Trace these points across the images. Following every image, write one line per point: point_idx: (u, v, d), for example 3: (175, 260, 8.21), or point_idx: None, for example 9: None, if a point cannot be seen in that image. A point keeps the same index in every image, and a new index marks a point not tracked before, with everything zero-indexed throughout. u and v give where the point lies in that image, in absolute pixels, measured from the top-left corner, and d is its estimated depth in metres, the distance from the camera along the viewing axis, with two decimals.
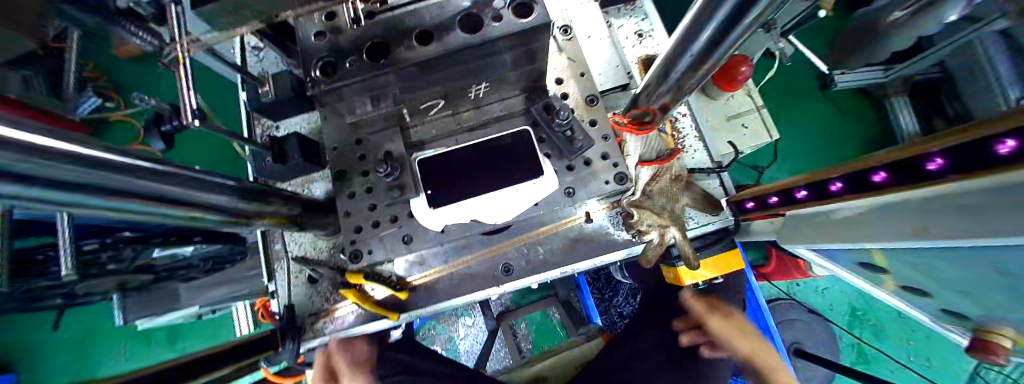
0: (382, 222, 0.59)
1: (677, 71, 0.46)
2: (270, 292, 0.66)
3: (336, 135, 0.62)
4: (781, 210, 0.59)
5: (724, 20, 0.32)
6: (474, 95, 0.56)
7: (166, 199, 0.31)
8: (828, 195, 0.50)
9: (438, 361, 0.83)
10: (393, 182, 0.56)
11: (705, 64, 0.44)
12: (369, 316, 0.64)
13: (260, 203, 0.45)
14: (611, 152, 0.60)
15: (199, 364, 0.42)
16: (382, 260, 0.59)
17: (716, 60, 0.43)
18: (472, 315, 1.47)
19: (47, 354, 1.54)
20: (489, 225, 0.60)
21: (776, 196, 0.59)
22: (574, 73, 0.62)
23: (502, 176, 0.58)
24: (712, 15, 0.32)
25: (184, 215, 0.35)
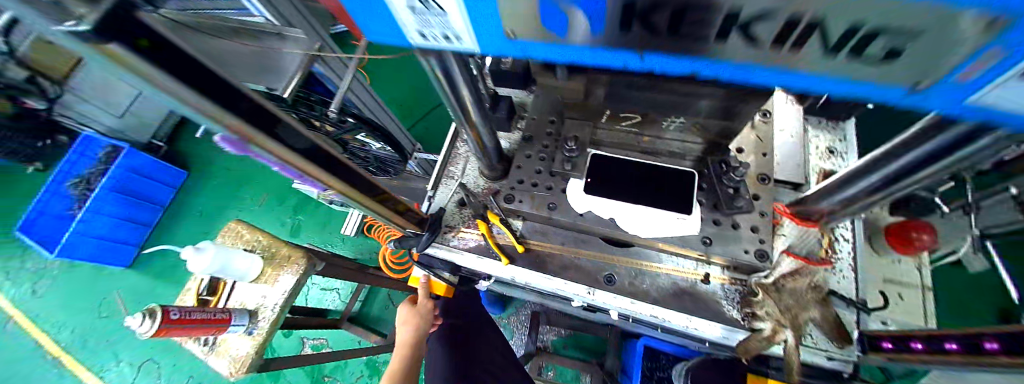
0: (539, 186, 0.74)
1: (866, 182, 0.49)
2: (429, 194, 0.84)
3: (539, 110, 0.80)
4: (917, 358, 0.51)
5: (940, 145, 0.36)
6: (666, 125, 0.65)
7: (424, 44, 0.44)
8: (979, 352, 0.43)
9: (496, 337, 0.90)
10: (568, 158, 0.71)
11: (900, 184, 0.46)
12: (486, 251, 0.76)
13: (471, 107, 0.63)
14: (760, 227, 0.65)
15: (371, 194, 0.66)
16: (527, 212, 0.73)
17: (915, 184, 0.45)
18: (513, 334, 1.43)
19: (214, 179, 2.02)
20: (623, 231, 0.67)
21: (920, 343, 0.51)
22: (756, 151, 0.70)
23: (653, 199, 0.65)
24: (930, 136, 0.36)
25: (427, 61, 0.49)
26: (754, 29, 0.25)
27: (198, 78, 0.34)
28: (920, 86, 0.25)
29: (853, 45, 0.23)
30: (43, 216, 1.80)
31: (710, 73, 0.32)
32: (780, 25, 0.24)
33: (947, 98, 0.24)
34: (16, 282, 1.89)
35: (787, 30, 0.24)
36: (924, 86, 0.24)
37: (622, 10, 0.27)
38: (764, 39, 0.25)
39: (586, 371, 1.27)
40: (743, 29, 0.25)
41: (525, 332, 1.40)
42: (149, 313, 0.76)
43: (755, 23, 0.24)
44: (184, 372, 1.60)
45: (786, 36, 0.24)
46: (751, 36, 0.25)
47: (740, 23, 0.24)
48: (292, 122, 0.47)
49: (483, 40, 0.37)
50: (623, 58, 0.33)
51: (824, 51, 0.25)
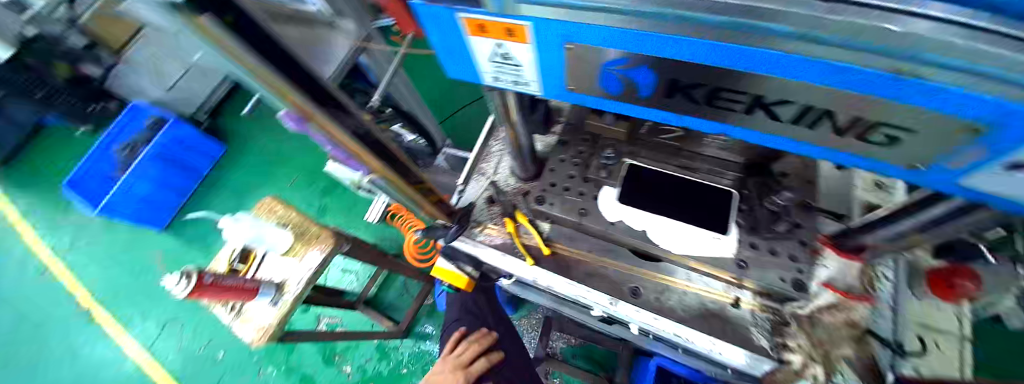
0: (571, 191, 0.74)
1: (922, 218, 0.47)
2: (460, 189, 0.87)
3: (579, 116, 0.81)
4: None
5: None
6: (709, 141, 0.70)
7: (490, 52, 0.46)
8: None
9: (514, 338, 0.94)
10: (605, 166, 0.72)
11: (959, 224, 0.44)
12: (511, 249, 0.77)
13: (514, 108, 0.64)
14: (798, 256, 0.63)
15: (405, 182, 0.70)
16: (556, 215, 0.73)
17: (977, 226, 0.43)
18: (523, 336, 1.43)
19: (251, 154, 2.11)
20: (653, 244, 0.66)
21: None
22: (802, 177, 0.68)
23: (688, 215, 0.66)
24: None
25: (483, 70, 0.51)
26: (772, 109, 0.39)
27: (273, 56, 0.39)
28: (917, 167, 0.37)
29: (838, 129, 0.38)
30: (87, 176, 1.88)
31: (736, 135, 0.47)
32: (796, 109, 0.37)
33: (933, 177, 0.37)
34: (62, 232, 2.02)
35: (801, 113, 0.38)
36: (918, 168, 0.37)
37: (668, 84, 0.42)
38: (781, 118, 0.40)
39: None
40: (771, 109, 0.39)
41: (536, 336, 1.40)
42: (185, 274, 0.77)
43: (773, 107, 0.39)
44: (204, 335, 1.67)
45: (798, 117, 0.39)
46: (773, 116, 0.40)
47: (761, 106, 0.39)
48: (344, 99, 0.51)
49: (548, 87, 0.51)
50: (666, 115, 0.49)
51: (832, 131, 0.38)
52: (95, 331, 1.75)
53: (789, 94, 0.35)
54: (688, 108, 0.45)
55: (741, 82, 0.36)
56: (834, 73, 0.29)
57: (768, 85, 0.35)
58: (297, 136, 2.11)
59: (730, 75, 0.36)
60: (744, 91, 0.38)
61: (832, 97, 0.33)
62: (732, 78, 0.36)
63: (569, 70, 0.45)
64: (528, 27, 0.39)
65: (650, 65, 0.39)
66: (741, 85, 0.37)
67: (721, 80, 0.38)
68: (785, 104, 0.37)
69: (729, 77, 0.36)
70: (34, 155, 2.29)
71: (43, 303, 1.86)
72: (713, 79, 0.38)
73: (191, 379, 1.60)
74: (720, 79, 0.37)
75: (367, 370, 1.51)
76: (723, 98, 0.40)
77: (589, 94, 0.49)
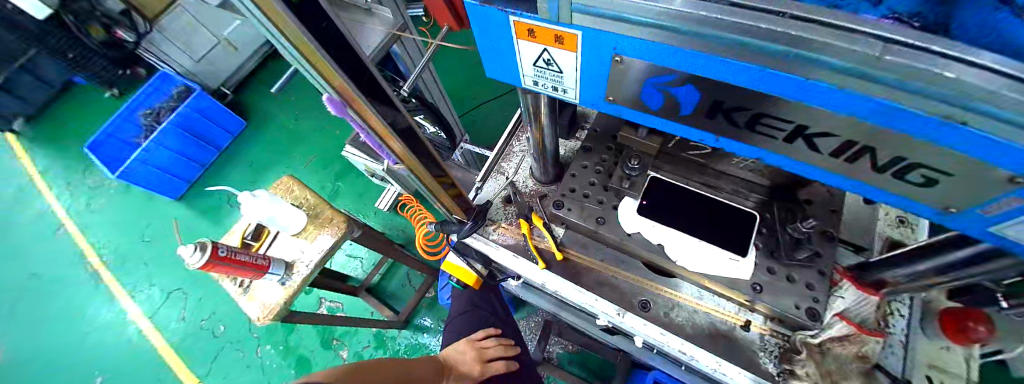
0: (591, 198, 0.74)
1: (945, 260, 0.47)
2: (478, 186, 0.88)
3: (604, 125, 0.82)
4: None
5: None
6: (736, 162, 0.70)
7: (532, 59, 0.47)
8: None
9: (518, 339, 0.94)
10: (627, 176, 0.72)
11: (983, 270, 0.43)
12: (524, 251, 0.77)
13: (545, 112, 0.65)
14: (814, 285, 0.63)
15: (428, 175, 0.70)
16: (572, 221, 0.72)
17: (1003, 273, 0.42)
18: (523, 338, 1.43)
19: (267, 132, 2.12)
20: (669, 259, 0.66)
21: None
22: (825, 206, 0.67)
23: (707, 233, 0.66)
24: None
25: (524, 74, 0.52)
26: (813, 140, 0.39)
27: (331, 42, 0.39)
28: (950, 210, 0.37)
29: (879, 166, 0.37)
30: (110, 139, 1.93)
31: (772, 161, 0.47)
32: (837, 143, 0.37)
33: (963, 219, 0.37)
34: (77, 191, 2.05)
35: (842, 147, 0.38)
36: (952, 212, 0.37)
37: (710, 105, 0.42)
38: (822, 150, 0.40)
39: None
40: (809, 139, 0.39)
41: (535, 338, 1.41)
42: (200, 245, 0.78)
43: (815, 138, 0.38)
44: (205, 306, 1.68)
45: (839, 151, 0.39)
46: (813, 146, 0.40)
47: (803, 136, 0.39)
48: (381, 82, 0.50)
49: (588, 96, 0.51)
50: (704, 135, 0.49)
51: (872, 168, 0.38)
52: (98, 292, 1.76)
53: (833, 128, 0.35)
54: (727, 130, 0.45)
55: (787, 112, 0.36)
56: (883, 113, 0.28)
57: (814, 117, 0.35)
58: (314, 118, 2.13)
59: (775, 103, 0.36)
60: (789, 120, 0.38)
61: (878, 135, 0.32)
62: (777, 106, 0.36)
63: (613, 82, 0.45)
64: (578, 35, 0.39)
65: (695, 84, 0.39)
66: (786, 114, 0.37)
67: (765, 107, 0.37)
68: (828, 137, 0.37)
69: (773, 105, 0.36)
70: (59, 113, 2.34)
71: (50, 258, 1.88)
72: (757, 105, 0.38)
73: (187, 348, 1.60)
74: (764, 106, 0.37)
75: (364, 357, 1.52)
76: (765, 124, 0.40)
77: (628, 106, 0.49)
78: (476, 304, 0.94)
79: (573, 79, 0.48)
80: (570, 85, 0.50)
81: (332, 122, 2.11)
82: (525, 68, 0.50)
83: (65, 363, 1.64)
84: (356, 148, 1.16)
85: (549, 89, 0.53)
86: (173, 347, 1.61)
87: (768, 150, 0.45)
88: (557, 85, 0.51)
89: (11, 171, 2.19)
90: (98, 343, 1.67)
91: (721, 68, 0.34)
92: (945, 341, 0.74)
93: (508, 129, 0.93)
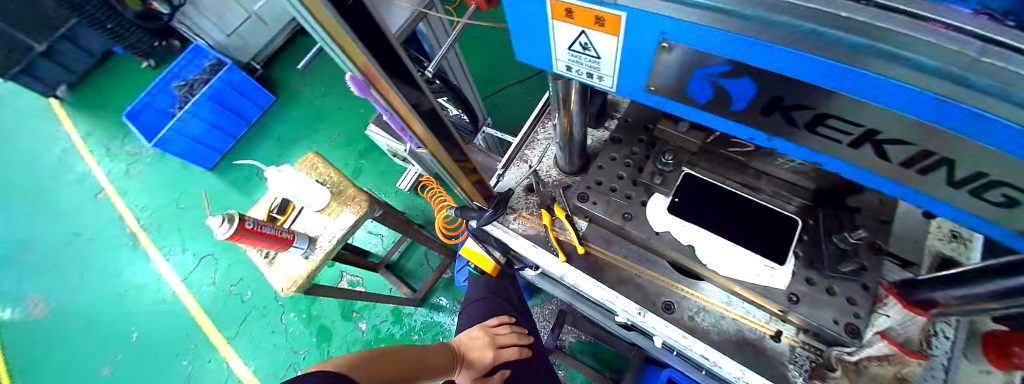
0: (618, 192, 0.70)
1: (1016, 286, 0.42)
2: (499, 173, 0.85)
3: (636, 115, 0.78)
4: None
5: None
6: (781, 163, 0.65)
7: (569, 42, 0.43)
8: None
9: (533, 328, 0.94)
10: (659, 171, 0.67)
11: None
12: (543, 242, 0.75)
13: (575, 100, 0.61)
14: (857, 300, 0.58)
15: (450, 161, 0.69)
16: (598, 215, 0.70)
17: None
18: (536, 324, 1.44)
19: (293, 107, 2.16)
20: (699, 262, 0.63)
21: None
22: (875, 215, 0.62)
23: (742, 236, 0.62)
24: None
25: (558, 60, 0.49)
26: (883, 147, 0.35)
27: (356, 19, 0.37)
28: None
29: (958, 181, 0.33)
30: (147, 108, 2.00)
31: (830, 166, 0.43)
32: (912, 152, 0.33)
33: None
34: (118, 158, 2.16)
35: (917, 156, 0.33)
36: None
37: (766, 101, 0.37)
38: (892, 158, 0.36)
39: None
40: (879, 145, 0.35)
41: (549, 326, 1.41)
42: (228, 217, 0.80)
43: (886, 145, 0.34)
44: (235, 273, 1.77)
45: (912, 161, 0.34)
46: (882, 154, 0.36)
47: (873, 142, 0.35)
48: (408, 64, 0.48)
49: (624, 83, 0.47)
50: (754, 134, 0.44)
51: (948, 182, 0.34)
52: (138, 254, 1.88)
53: (911, 136, 0.31)
54: (781, 130, 0.41)
55: (859, 114, 0.32)
56: (978, 126, 0.24)
57: (892, 123, 0.31)
58: (338, 96, 2.14)
59: (847, 104, 0.31)
60: (859, 123, 0.33)
61: (969, 147, 0.28)
62: (848, 107, 0.32)
63: (655, 71, 0.41)
64: (621, 17, 0.35)
65: (752, 76, 0.35)
66: (858, 116, 0.32)
67: (833, 107, 0.33)
68: (902, 144, 0.33)
69: (845, 104, 0.32)
70: (101, 82, 2.45)
71: (95, 220, 2.01)
72: (824, 104, 0.33)
73: (217, 312, 1.70)
74: (833, 106, 0.33)
75: (380, 331, 1.57)
76: (828, 125, 0.36)
77: (669, 97, 0.45)
78: (494, 291, 0.94)
79: (611, 66, 0.44)
80: (607, 72, 0.46)
81: (356, 100, 2.12)
82: (559, 52, 0.46)
83: (110, 317, 1.77)
84: (380, 128, 1.15)
85: (583, 75, 0.50)
86: (205, 310, 1.71)
87: (827, 154, 0.41)
88: (592, 73, 0.48)
89: (58, 136, 2.32)
90: (137, 301, 1.79)
91: (791, 61, 0.29)
92: (983, 364, 0.63)
93: (533, 115, 0.89)
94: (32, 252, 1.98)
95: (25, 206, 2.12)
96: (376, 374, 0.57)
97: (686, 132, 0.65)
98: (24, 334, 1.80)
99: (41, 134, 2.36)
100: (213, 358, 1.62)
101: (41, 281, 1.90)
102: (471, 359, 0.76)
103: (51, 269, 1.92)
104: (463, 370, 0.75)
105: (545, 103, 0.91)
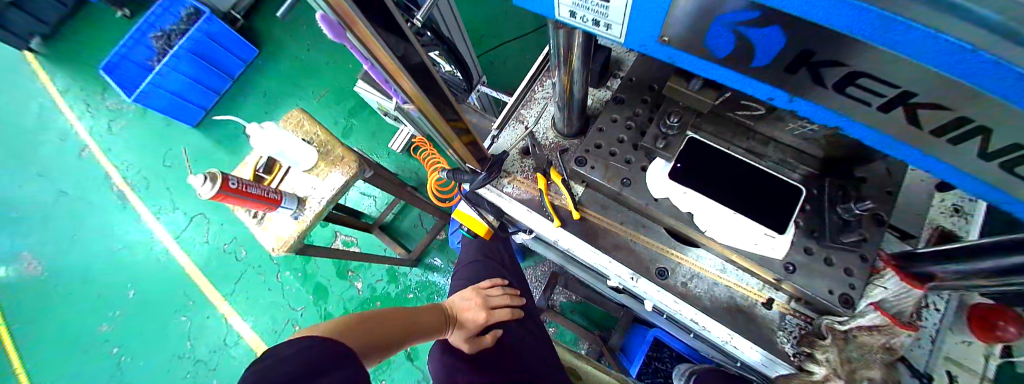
0: (618, 156, 0.67)
1: None
2: (493, 135, 0.80)
3: (641, 73, 0.72)
4: None
5: None
6: (792, 128, 0.60)
7: None
8: None
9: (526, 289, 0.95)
10: (663, 135, 0.63)
11: None
12: (538, 207, 0.72)
13: (578, 54, 0.54)
14: (853, 269, 0.58)
15: (441, 123, 0.63)
16: (596, 180, 0.67)
17: None
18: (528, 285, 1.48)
19: (277, 61, 2.03)
20: (697, 229, 0.62)
21: None
22: (881, 186, 0.59)
23: (743, 204, 0.60)
24: None
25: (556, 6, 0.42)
26: (916, 112, 0.31)
27: None
28: None
29: (989, 152, 0.31)
30: (124, 61, 1.88)
31: (852, 132, 0.38)
32: (950, 118, 0.29)
33: None
34: (98, 114, 2.07)
35: (952, 122, 0.30)
36: None
37: (795, 57, 0.32)
38: (924, 125, 0.32)
39: (588, 341, 1.29)
40: (913, 109, 0.31)
41: (541, 287, 1.45)
42: (210, 177, 0.77)
43: (921, 110, 0.30)
44: (227, 232, 1.78)
45: (946, 127, 0.31)
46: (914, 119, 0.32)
47: (906, 106, 0.31)
48: (391, 8, 0.40)
49: (632, 34, 0.40)
50: (774, 93, 0.39)
51: (978, 154, 0.32)
52: (129, 213, 1.87)
53: (953, 102, 0.27)
54: (805, 87, 0.36)
55: (900, 75, 0.28)
56: None
57: (934, 85, 0.26)
58: (325, 50, 2.01)
59: (887, 62, 0.27)
60: (896, 84, 0.29)
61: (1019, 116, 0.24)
62: (889, 65, 0.27)
63: (670, 17, 0.34)
64: None
65: (784, 25, 0.29)
66: (898, 76, 0.28)
67: (871, 64, 0.28)
68: (939, 109, 0.29)
69: (884, 63, 0.27)
70: (68, 30, 2.27)
71: (82, 178, 1.97)
72: (862, 60, 0.29)
73: (214, 270, 1.73)
74: (870, 63, 0.28)
75: (377, 289, 1.61)
76: (860, 85, 0.32)
77: (684, 50, 0.39)
78: (489, 254, 0.94)
79: (619, 14, 0.37)
80: (613, 23, 0.39)
81: (345, 55, 1.99)
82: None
83: (108, 274, 1.81)
84: (368, 84, 1.08)
85: (586, 25, 0.43)
86: (202, 268, 1.74)
87: (852, 118, 0.36)
88: (596, 24, 0.41)
89: (34, 89, 2.20)
90: (133, 259, 1.80)
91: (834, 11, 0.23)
92: (965, 335, 0.63)
93: (531, 73, 0.83)
94: (22, 209, 1.96)
95: (8, 163, 2.07)
96: (367, 337, 0.57)
97: (698, 91, 0.57)
98: (26, 289, 1.84)
99: (16, 88, 2.24)
100: (212, 314, 1.67)
101: (32, 239, 1.90)
102: (463, 320, 0.76)
103: (42, 227, 1.91)
104: (454, 330, 0.75)
105: (544, 59, 0.83)
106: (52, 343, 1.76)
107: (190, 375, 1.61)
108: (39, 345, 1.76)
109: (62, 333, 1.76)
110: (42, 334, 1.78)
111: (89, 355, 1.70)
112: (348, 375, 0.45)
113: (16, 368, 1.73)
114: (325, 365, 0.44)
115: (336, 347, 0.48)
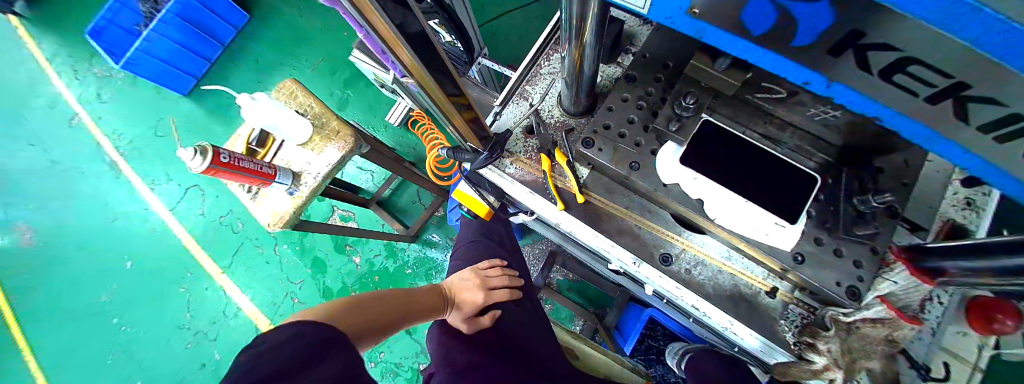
0: (626, 139, 0.64)
1: None
2: (496, 111, 0.76)
3: (655, 48, 0.67)
4: None
5: None
6: (812, 115, 0.55)
7: None
8: None
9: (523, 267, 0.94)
10: (676, 117, 0.59)
11: None
12: (538, 189, 0.70)
13: (594, 24, 0.49)
14: (864, 264, 0.56)
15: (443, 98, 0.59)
16: (603, 163, 0.64)
17: None
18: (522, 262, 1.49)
19: (268, 29, 1.92)
20: (707, 215, 0.59)
21: None
22: (902, 177, 0.56)
23: (756, 193, 0.56)
24: None
25: None
26: (967, 104, 0.28)
27: None
28: None
29: None
30: (110, 26, 1.79)
31: (891, 124, 0.35)
32: (1002, 114, 0.26)
33: None
34: (86, 81, 2.00)
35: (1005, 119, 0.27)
36: None
37: (843, 37, 0.28)
38: (972, 120, 0.29)
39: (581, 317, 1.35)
40: (964, 102, 0.28)
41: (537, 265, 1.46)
42: (200, 150, 0.74)
43: (973, 103, 0.27)
44: (224, 204, 1.77)
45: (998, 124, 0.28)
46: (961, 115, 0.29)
47: (957, 98, 0.28)
48: None
49: (658, 10, 0.36)
50: (809, 77, 0.34)
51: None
52: (123, 185, 1.84)
53: (1010, 99, 0.24)
54: (845, 72, 0.32)
55: (959, 65, 0.24)
56: None
57: (998, 77, 0.23)
58: (319, 17, 1.90)
59: (946, 48, 0.23)
60: (951, 75, 0.25)
61: None
62: (948, 52, 0.24)
63: None
64: None
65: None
66: (958, 66, 0.24)
67: (930, 50, 0.24)
68: (994, 103, 0.26)
69: (942, 50, 0.24)
70: None
71: (74, 147, 1.93)
72: (917, 45, 0.25)
73: (213, 242, 1.73)
74: (929, 48, 0.24)
75: (375, 264, 1.62)
76: (909, 72, 0.28)
77: (715, 24, 0.34)
78: (490, 233, 0.93)
79: None
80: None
81: (340, 22, 1.88)
82: None
83: (105, 246, 1.81)
84: (364, 54, 1.02)
85: None
86: (200, 241, 1.74)
87: (893, 109, 0.33)
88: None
89: (19, 54, 2.12)
90: (130, 231, 1.80)
91: None
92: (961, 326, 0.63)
93: (537, 45, 0.78)
94: (15, 179, 1.93)
95: None
96: (363, 321, 0.55)
97: (722, 71, 0.53)
98: (25, 258, 1.85)
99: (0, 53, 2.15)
100: (211, 286, 1.69)
101: (26, 209, 1.88)
102: (461, 300, 0.75)
103: (36, 197, 1.89)
104: (453, 310, 0.75)
105: (552, 30, 0.78)
106: (55, 311, 1.80)
107: (191, 344, 1.65)
108: (38, 313, 1.79)
109: (64, 301, 1.79)
110: (43, 302, 1.80)
111: (91, 323, 1.74)
112: (339, 365, 0.44)
113: (17, 335, 1.77)
114: (315, 355, 0.43)
115: (325, 332, 0.46)
